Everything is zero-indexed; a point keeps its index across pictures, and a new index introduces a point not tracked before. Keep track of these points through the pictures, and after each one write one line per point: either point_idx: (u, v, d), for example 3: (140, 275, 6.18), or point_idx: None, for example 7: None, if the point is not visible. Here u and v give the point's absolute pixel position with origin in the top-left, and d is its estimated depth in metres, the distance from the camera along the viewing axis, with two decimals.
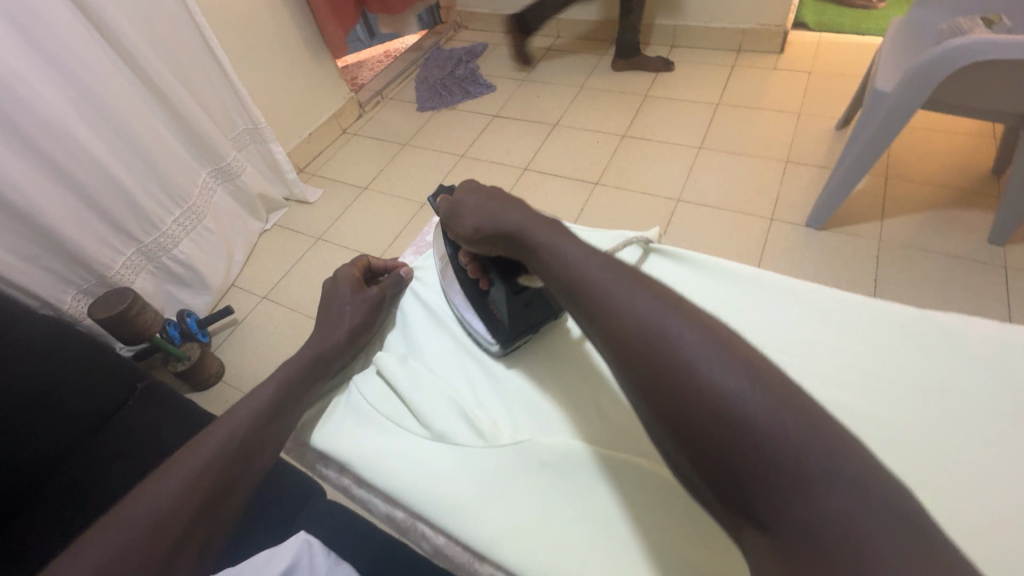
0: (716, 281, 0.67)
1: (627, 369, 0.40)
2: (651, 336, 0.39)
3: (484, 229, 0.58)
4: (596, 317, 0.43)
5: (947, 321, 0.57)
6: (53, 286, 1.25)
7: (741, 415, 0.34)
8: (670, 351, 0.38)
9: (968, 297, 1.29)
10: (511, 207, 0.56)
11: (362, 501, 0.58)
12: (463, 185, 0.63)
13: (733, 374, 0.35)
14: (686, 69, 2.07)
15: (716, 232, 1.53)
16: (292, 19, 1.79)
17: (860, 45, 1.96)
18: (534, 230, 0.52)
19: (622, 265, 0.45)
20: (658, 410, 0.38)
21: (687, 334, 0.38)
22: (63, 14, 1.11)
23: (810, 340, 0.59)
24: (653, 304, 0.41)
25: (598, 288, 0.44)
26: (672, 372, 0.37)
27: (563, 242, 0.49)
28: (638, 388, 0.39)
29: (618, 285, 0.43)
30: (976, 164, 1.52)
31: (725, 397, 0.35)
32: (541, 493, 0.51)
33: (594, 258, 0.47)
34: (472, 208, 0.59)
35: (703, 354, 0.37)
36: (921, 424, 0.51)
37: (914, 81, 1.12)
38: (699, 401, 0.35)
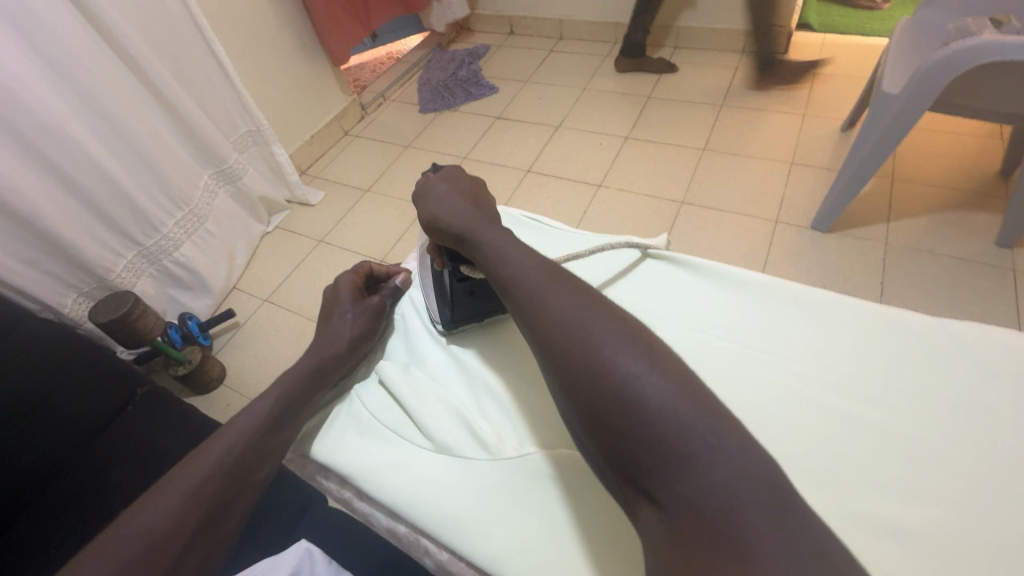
0: (725, 289, 0.66)
1: (553, 364, 0.45)
2: (576, 334, 0.44)
3: (440, 218, 0.61)
4: (530, 316, 0.47)
5: (964, 331, 0.56)
6: (54, 289, 1.24)
7: (647, 404, 0.39)
8: (590, 348, 0.42)
9: (976, 300, 1.28)
10: (476, 210, 0.60)
11: (365, 514, 0.57)
12: (443, 172, 0.66)
13: (639, 365, 0.40)
14: (689, 70, 2.06)
15: (720, 235, 1.52)
16: (295, 21, 1.79)
17: (865, 46, 1.94)
18: (499, 236, 0.55)
19: (554, 268, 0.50)
20: (577, 402, 0.43)
21: (604, 331, 0.43)
22: (64, 17, 1.11)
23: (823, 350, 0.58)
24: (578, 305, 0.45)
25: (530, 285, 0.49)
26: (588, 366, 0.42)
27: (507, 242, 0.54)
28: (559, 380, 0.44)
29: (555, 288, 0.48)
30: (983, 165, 1.51)
31: (632, 388, 0.40)
32: (546, 508, 0.49)
33: (530, 258, 0.52)
34: (439, 198, 0.62)
35: (619, 350, 0.42)
36: (939, 437, 0.50)
37: (922, 82, 1.11)
38: (612, 392, 0.40)
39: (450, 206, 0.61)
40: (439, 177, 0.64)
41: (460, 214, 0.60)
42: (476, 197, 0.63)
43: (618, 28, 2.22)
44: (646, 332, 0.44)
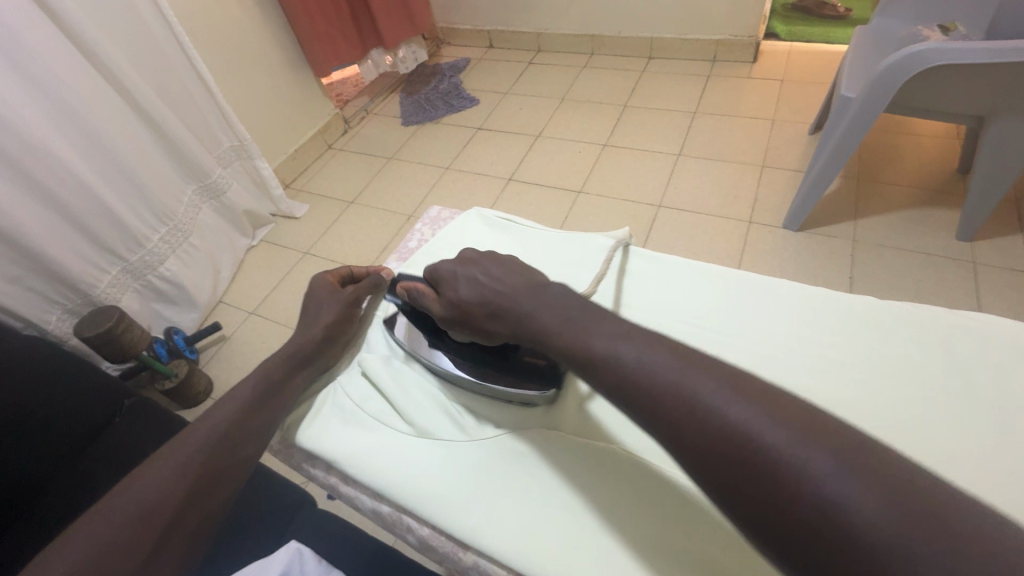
0: (687, 277, 0.68)
1: (715, 483, 0.34)
2: (744, 445, 0.33)
3: (499, 313, 0.51)
4: (668, 422, 0.37)
5: (900, 307, 0.59)
6: (38, 306, 1.24)
7: (876, 539, 0.28)
8: (769, 464, 0.32)
9: (940, 292, 1.34)
10: (523, 286, 0.51)
11: (349, 498, 0.59)
12: (439, 272, 0.58)
13: (853, 483, 0.30)
14: (663, 78, 2.14)
15: (696, 236, 1.57)
16: (277, 38, 1.82)
17: (829, 53, 2.03)
18: (577, 324, 0.45)
19: (678, 349, 0.40)
20: (767, 536, 0.32)
21: (782, 440, 0.32)
22: (46, 38, 1.13)
23: (776, 323, 0.60)
24: (731, 401, 0.35)
25: (649, 375, 0.39)
26: (778, 491, 0.32)
27: (597, 330, 0.43)
28: (732, 507, 0.34)
29: (685, 371, 0.38)
30: (943, 164, 1.58)
31: (847, 516, 0.29)
32: (522, 483, 0.52)
33: (636, 343, 0.41)
34: (474, 293, 0.53)
35: (811, 461, 0.31)
36: (878, 402, 0.52)
37: (877, 87, 1.17)
38: (819, 523, 0.30)
39: (497, 291, 0.51)
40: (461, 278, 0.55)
41: (513, 298, 0.50)
42: (508, 269, 0.54)
43: (593, 40, 2.29)
44: (834, 425, 0.33)
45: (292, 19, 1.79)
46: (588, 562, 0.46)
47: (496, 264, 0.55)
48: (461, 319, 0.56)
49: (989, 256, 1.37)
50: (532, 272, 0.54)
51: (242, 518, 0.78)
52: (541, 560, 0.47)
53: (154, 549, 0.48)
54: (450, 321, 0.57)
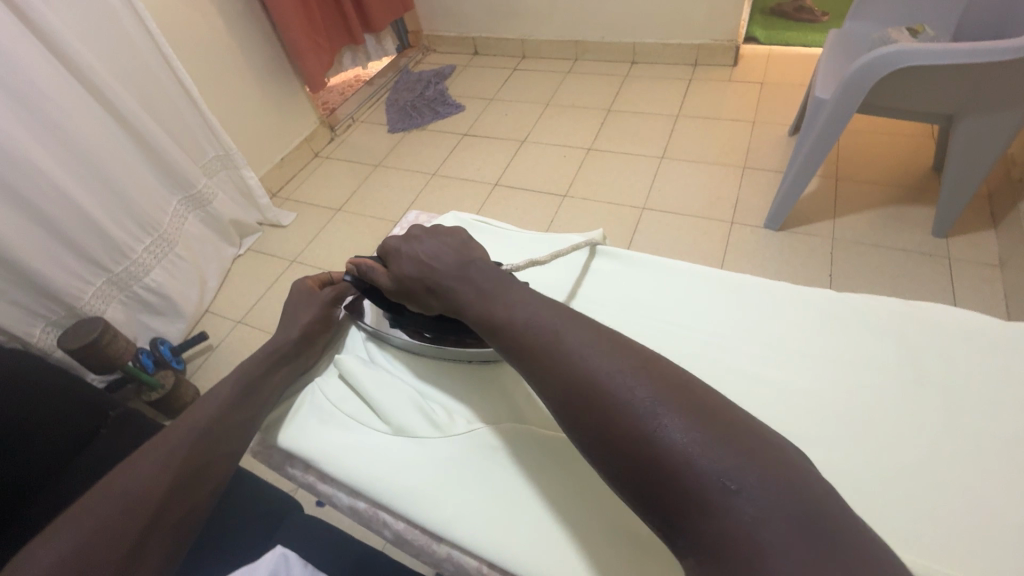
0: (653, 275, 0.69)
1: (572, 419, 0.42)
2: (593, 388, 0.41)
3: (436, 289, 0.54)
4: (541, 372, 0.44)
5: (859, 299, 0.60)
6: (21, 319, 1.23)
7: (676, 457, 0.36)
8: (609, 400, 0.40)
9: (917, 287, 1.36)
10: (454, 262, 0.54)
11: (327, 496, 0.60)
12: (387, 248, 0.60)
13: (666, 414, 0.38)
14: (646, 83, 2.17)
15: (680, 237, 1.59)
16: (262, 48, 1.83)
17: (807, 56, 2.07)
18: (494, 297, 0.50)
19: (568, 312, 0.47)
20: (603, 460, 0.40)
21: (621, 381, 0.40)
22: (27, 50, 1.13)
23: (747, 319, 0.61)
24: (593, 352, 0.42)
25: (540, 332, 0.45)
26: (621, 419, 0.39)
27: (512, 298, 0.49)
28: (580, 433, 0.41)
29: (567, 330, 0.45)
30: (917, 162, 1.62)
31: (659, 440, 0.37)
32: (490, 475, 0.53)
33: (538, 306, 0.48)
34: (413, 269, 0.56)
35: (640, 398, 0.39)
36: (841, 390, 0.53)
37: (850, 88, 1.20)
38: (640, 445, 0.38)
39: (434, 268, 0.55)
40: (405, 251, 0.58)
41: (444, 275, 0.54)
42: (448, 245, 0.57)
43: (576, 46, 2.32)
44: (671, 372, 0.41)
45: (279, 31, 1.80)
46: (552, 549, 0.48)
47: (434, 240, 0.57)
48: (407, 296, 0.58)
49: (963, 251, 1.41)
50: (470, 250, 0.57)
51: (227, 525, 0.78)
52: (504, 545, 0.49)
53: (139, 542, 0.48)
54: (395, 296, 0.59)
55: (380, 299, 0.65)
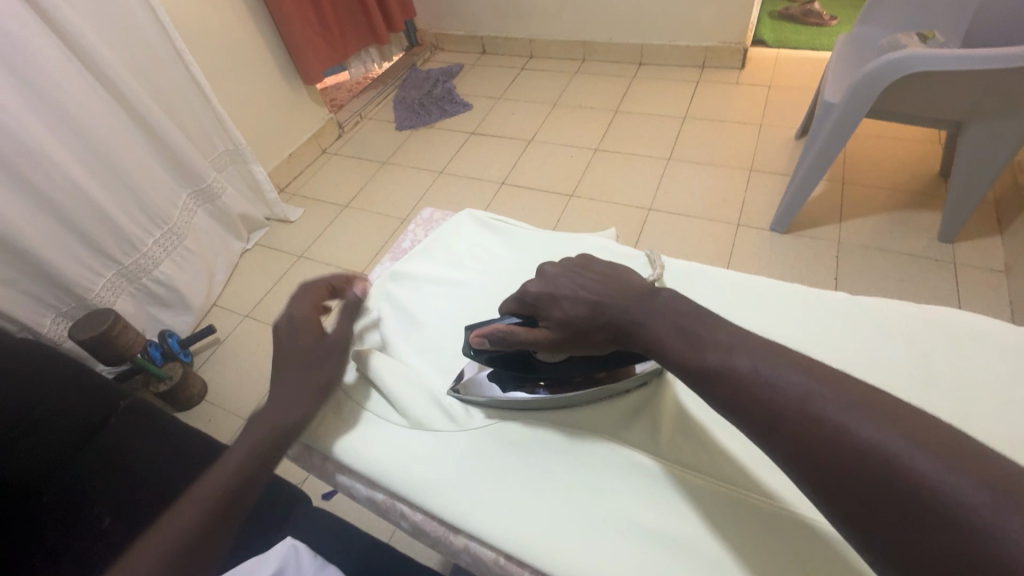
0: (687, 282, 0.67)
1: (840, 500, 0.34)
2: (875, 464, 0.33)
3: (627, 326, 0.48)
4: (797, 441, 0.36)
5: (871, 302, 0.60)
6: (32, 309, 1.25)
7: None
8: (902, 482, 0.32)
9: (921, 291, 1.37)
10: (628, 294, 0.49)
11: (345, 487, 0.61)
12: (531, 295, 0.53)
13: (1012, 513, 0.29)
14: (652, 84, 2.17)
15: (686, 238, 1.60)
16: (273, 43, 1.84)
17: (815, 60, 2.07)
18: (697, 339, 0.43)
19: (813, 366, 0.39)
20: (902, 562, 0.32)
21: (921, 460, 0.32)
22: (44, 43, 1.14)
23: (761, 319, 0.61)
24: (865, 421, 0.34)
25: (784, 395, 0.37)
26: (934, 517, 0.30)
27: (734, 348, 0.41)
28: (867, 526, 0.33)
29: (820, 394, 0.36)
30: (924, 168, 1.62)
31: (998, 542, 0.28)
32: (516, 471, 0.54)
33: (775, 363, 0.39)
34: (581, 307, 0.50)
35: (958, 485, 0.30)
36: None
37: (858, 92, 1.21)
38: (973, 550, 0.29)
39: (611, 302, 0.49)
40: (562, 285, 0.52)
41: (630, 311, 0.48)
42: (602, 277, 0.52)
43: (584, 46, 2.33)
44: (987, 456, 0.32)
45: (278, 27, 1.81)
46: (578, 548, 0.49)
47: (587, 275, 0.52)
48: (570, 339, 0.51)
49: (969, 257, 1.41)
50: (626, 275, 0.52)
51: None
52: (532, 541, 0.50)
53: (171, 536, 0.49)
54: (560, 344, 0.52)
55: (496, 362, 0.58)
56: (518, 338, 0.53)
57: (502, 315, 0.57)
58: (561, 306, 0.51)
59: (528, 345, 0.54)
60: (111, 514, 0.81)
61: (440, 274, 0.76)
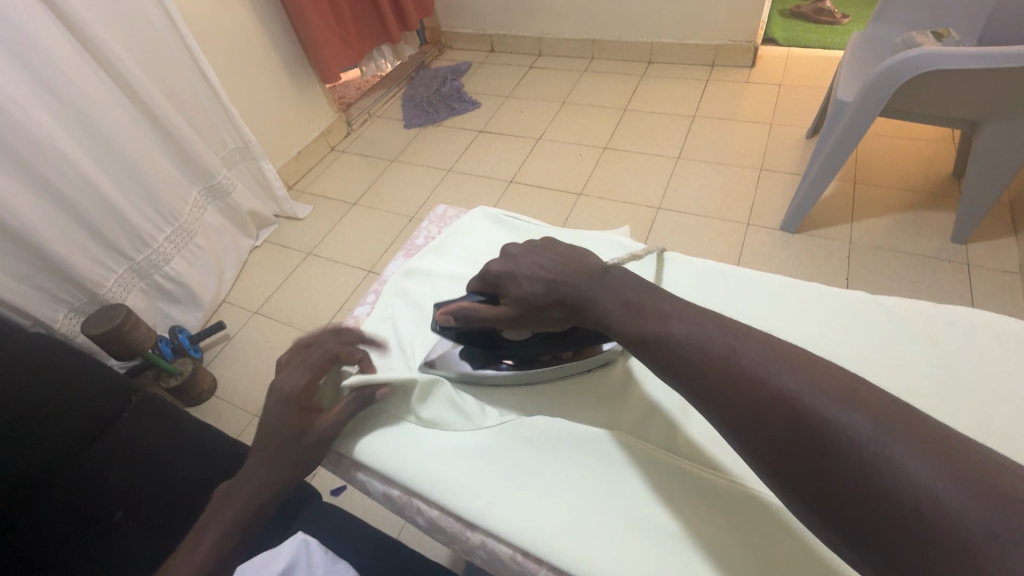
0: (702, 279, 0.67)
1: (758, 446, 0.37)
2: (786, 410, 0.35)
3: (577, 305, 0.50)
4: (717, 393, 0.39)
5: (893, 301, 0.59)
6: (45, 304, 1.26)
7: (914, 496, 0.30)
8: (809, 425, 0.34)
9: (933, 292, 1.36)
10: (583, 273, 0.50)
11: (361, 484, 0.61)
12: (492, 275, 0.56)
13: (894, 445, 0.32)
14: (661, 82, 2.16)
15: (695, 237, 1.60)
16: (283, 41, 1.85)
17: (826, 58, 2.05)
18: (640, 311, 0.46)
19: (737, 327, 0.41)
20: (802, 493, 0.35)
21: (825, 403, 0.34)
22: (56, 40, 1.15)
23: (778, 317, 0.61)
24: (780, 371, 0.37)
25: (710, 352, 0.40)
26: (827, 452, 0.33)
27: (674, 316, 0.44)
28: (774, 465, 0.36)
29: (741, 350, 0.39)
30: (937, 168, 1.61)
31: (876, 469, 0.32)
32: (527, 464, 0.54)
33: (706, 325, 0.42)
34: (536, 283, 0.52)
35: (855, 423, 0.33)
36: None
37: (871, 91, 1.20)
38: (859, 478, 0.32)
39: (566, 281, 0.51)
40: (522, 263, 0.53)
41: (580, 288, 0.50)
42: (563, 256, 0.52)
43: (593, 45, 2.32)
44: (883, 399, 0.34)
45: (297, 24, 1.80)
46: (587, 538, 0.49)
47: (548, 254, 0.53)
48: (527, 314, 0.54)
49: (982, 258, 1.39)
50: (586, 255, 0.53)
51: None
52: (541, 531, 0.50)
53: None
54: (517, 321, 0.55)
55: (463, 340, 0.63)
56: (480, 315, 0.57)
57: (467, 293, 0.60)
58: (519, 284, 0.53)
59: (489, 321, 0.58)
60: (123, 507, 0.82)
61: (453, 271, 0.75)
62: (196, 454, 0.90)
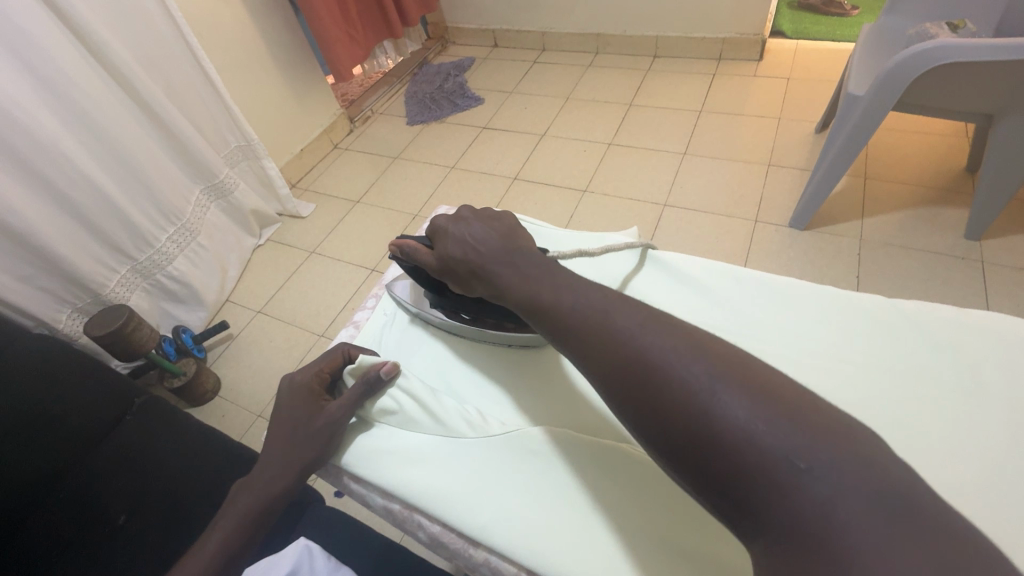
0: (705, 279, 0.65)
1: (620, 399, 0.40)
2: (641, 364, 0.39)
3: (479, 270, 0.53)
4: (588, 351, 0.42)
5: (908, 305, 0.57)
6: (48, 305, 1.25)
7: (737, 433, 0.34)
8: (657, 378, 0.38)
9: (946, 290, 1.33)
10: (499, 247, 0.53)
11: (360, 496, 0.61)
12: (435, 226, 0.59)
13: (724, 391, 0.35)
14: (668, 77, 2.13)
15: (703, 235, 1.57)
16: (284, 37, 1.83)
17: (836, 51, 2.02)
18: (538, 282, 0.49)
19: (612, 293, 0.45)
20: (652, 438, 0.38)
21: (671, 357, 0.38)
22: (57, 39, 1.14)
23: (788, 323, 0.59)
24: (641, 331, 0.41)
25: (588, 316, 0.43)
26: (670, 400, 0.37)
27: (564, 282, 0.48)
28: (630, 414, 0.39)
29: (615, 314, 0.43)
30: (950, 162, 1.57)
31: (707, 413, 0.35)
32: (533, 479, 0.55)
33: (591, 292, 0.46)
34: (458, 249, 0.55)
35: (692, 373, 0.37)
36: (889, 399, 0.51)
37: (885, 84, 1.17)
38: (693, 421, 0.36)
39: (483, 250, 0.53)
40: (460, 222, 0.56)
41: (491, 259, 0.52)
42: (496, 230, 0.55)
43: (599, 39, 2.29)
44: (725, 352, 0.38)
45: (309, 22, 1.77)
46: (584, 552, 0.50)
47: (482, 224, 0.56)
48: (449, 273, 0.58)
49: (996, 255, 1.36)
50: (517, 235, 0.55)
51: None
52: (531, 539, 0.51)
53: None
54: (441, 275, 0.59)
55: (422, 279, 0.67)
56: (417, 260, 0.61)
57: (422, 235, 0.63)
58: (447, 246, 0.56)
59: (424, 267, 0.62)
60: (127, 511, 0.80)
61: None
62: (204, 457, 0.87)
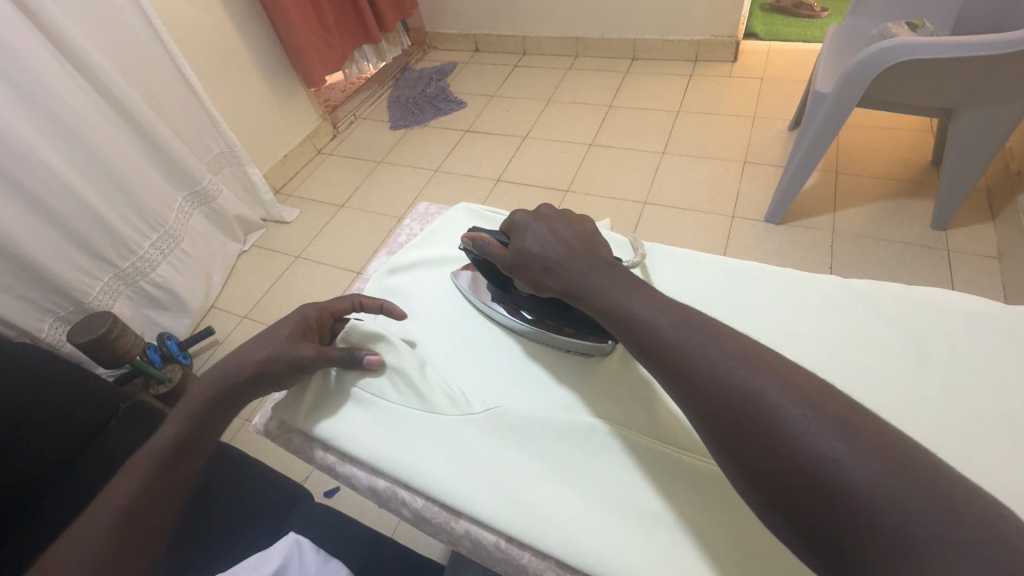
0: (677, 267, 0.68)
1: (710, 428, 0.39)
2: (741, 399, 0.37)
3: (554, 270, 0.53)
4: (683, 378, 0.41)
5: (860, 285, 0.61)
6: (29, 314, 1.24)
7: (847, 483, 0.32)
8: (764, 419, 0.36)
9: (915, 278, 1.38)
10: (578, 253, 0.53)
11: (346, 477, 0.61)
12: (515, 222, 0.58)
13: (831, 437, 0.34)
14: (646, 78, 2.18)
15: (682, 232, 1.61)
16: (265, 44, 1.84)
17: (807, 51, 2.08)
18: (632, 283, 0.49)
19: (699, 320, 0.44)
20: (743, 473, 0.37)
21: (781, 397, 0.36)
22: (33, 48, 1.14)
23: (752, 305, 0.62)
24: (738, 364, 0.39)
25: (676, 345, 0.42)
26: (768, 437, 0.35)
27: (637, 301, 0.47)
28: (724, 448, 0.38)
29: (708, 344, 0.41)
30: (916, 156, 1.63)
31: (808, 454, 0.34)
32: (529, 463, 0.54)
33: (672, 317, 0.44)
34: (538, 245, 0.54)
35: (805, 418, 0.35)
36: (845, 370, 0.54)
37: (850, 82, 1.22)
38: (788, 461, 0.34)
39: (561, 250, 0.53)
40: (541, 222, 0.56)
41: (567, 263, 0.52)
42: (577, 234, 0.55)
43: (578, 43, 2.34)
44: (833, 397, 0.36)
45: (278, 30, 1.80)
46: (579, 533, 0.49)
47: (567, 226, 0.55)
48: (520, 268, 0.56)
49: (961, 244, 1.42)
50: (598, 244, 0.54)
51: None
52: (527, 526, 0.50)
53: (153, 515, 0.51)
54: (510, 270, 0.57)
55: (489, 273, 0.65)
56: (489, 254, 0.59)
57: (496, 230, 0.61)
58: (525, 242, 0.56)
59: (496, 262, 0.59)
60: None
61: (436, 254, 0.77)
62: None
